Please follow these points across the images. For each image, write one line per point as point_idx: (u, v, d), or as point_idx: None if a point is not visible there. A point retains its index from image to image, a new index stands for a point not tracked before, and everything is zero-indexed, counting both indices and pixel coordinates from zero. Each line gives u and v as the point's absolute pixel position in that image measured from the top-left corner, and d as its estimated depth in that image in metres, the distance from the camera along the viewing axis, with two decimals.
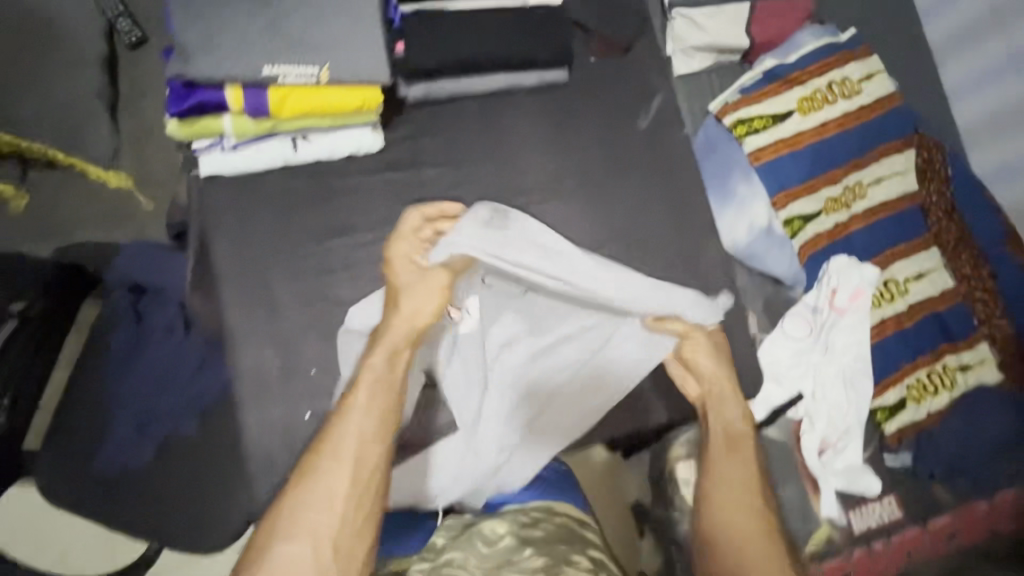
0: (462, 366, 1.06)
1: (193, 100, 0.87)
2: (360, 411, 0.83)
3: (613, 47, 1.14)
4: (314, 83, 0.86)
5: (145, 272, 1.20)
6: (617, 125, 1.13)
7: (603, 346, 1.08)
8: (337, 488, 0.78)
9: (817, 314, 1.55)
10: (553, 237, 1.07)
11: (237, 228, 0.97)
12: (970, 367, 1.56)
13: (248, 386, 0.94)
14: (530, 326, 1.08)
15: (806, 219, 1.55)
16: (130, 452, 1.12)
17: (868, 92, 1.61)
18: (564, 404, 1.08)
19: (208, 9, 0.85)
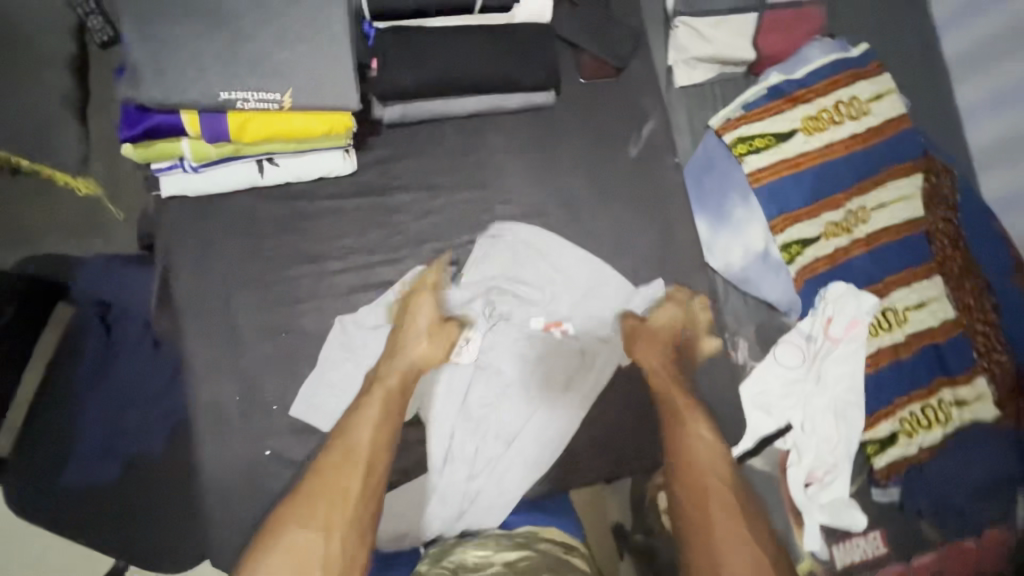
0: (442, 400, 1.00)
1: (146, 124, 0.88)
2: (370, 424, 0.98)
3: (602, 69, 1.14)
4: (277, 109, 0.88)
5: (110, 288, 1.14)
6: (597, 154, 1.12)
7: (582, 382, 1.04)
8: (350, 488, 0.94)
9: (811, 343, 1.49)
10: (543, 268, 1.08)
11: (199, 253, 1.00)
12: (967, 403, 1.51)
13: (204, 419, 0.96)
14: (516, 351, 1.04)
15: (806, 243, 1.50)
16: (95, 468, 1.08)
17: (877, 113, 1.55)
18: (543, 444, 1.01)
19: (172, 40, 0.87)
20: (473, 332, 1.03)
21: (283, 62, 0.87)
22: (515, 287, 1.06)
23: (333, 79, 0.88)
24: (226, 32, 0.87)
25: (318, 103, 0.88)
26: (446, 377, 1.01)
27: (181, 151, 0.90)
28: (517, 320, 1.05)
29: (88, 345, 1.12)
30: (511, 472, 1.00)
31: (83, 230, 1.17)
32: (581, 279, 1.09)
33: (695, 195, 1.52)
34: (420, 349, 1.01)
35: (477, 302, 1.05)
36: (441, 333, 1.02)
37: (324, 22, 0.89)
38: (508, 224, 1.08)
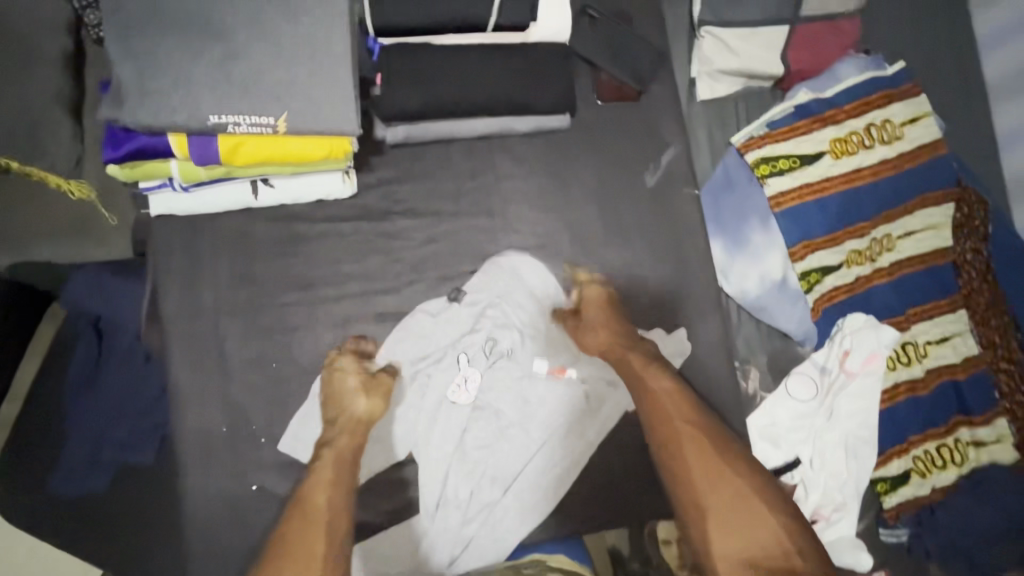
0: (441, 439, 1.00)
1: (130, 146, 0.84)
2: (324, 488, 0.98)
3: (622, 92, 1.10)
4: (271, 133, 0.83)
5: (97, 301, 1.10)
6: (607, 184, 1.09)
7: (583, 423, 1.04)
8: (316, 549, 0.95)
9: (826, 375, 1.42)
10: (546, 306, 1.06)
11: (196, 276, 1.01)
12: (984, 444, 1.45)
13: (192, 446, 0.99)
14: (516, 391, 1.03)
15: (825, 271, 1.42)
16: (81, 480, 1.04)
17: (910, 138, 1.47)
18: (539, 486, 1.01)
19: (161, 57, 0.82)
20: (474, 370, 1.02)
21: (279, 84, 0.83)
22: (518, 321, 1.05)
23: (332, 102, 0.84)
24: (222, 49, 0.83)
25: (316, 126, 0.84)
26: (445, 416, 1.01)
27: (170, 173, 0.87)
28: (522, 359, 1.04)
29: (77, 352, 1.09)
30: (509, 513, 0.99)
31: (70, 232, 1.11)
32: (588, 316, 1.06)
33: (711, 217, 1.44)
34: (360, 404, 1.00)
35: (478, 340, 1.03)
36: (373, 386, 1.01)
37: (324, 43, 0.84)
38: (517, 258, 1.06)
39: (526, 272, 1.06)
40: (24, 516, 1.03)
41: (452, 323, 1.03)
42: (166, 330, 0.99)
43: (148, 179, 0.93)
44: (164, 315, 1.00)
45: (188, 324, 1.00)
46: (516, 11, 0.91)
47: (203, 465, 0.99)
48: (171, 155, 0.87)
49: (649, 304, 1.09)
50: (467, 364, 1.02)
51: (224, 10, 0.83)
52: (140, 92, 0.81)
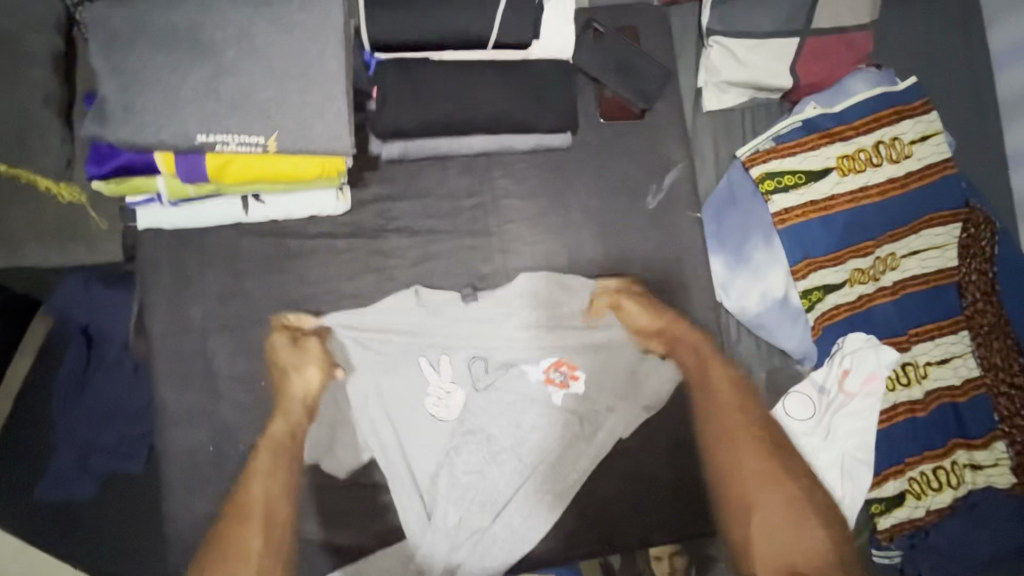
0: (429, 462, 0.99)
1: (115, 163, 0.83)
2: (264, 480, 0.99)
3: (625, 110, 1.07)
4: (260, 152, 0.82)
5: (87, 311, 1.09)
6: (606, 205, 1.07)
7: (576, 446, 1.02)
8: (252, 542, 0.98)
9: (824, 395, 1.40)
10: (540, 328, 1.03)
11: (183, 292, 0.99)
12: (981, 468, 1.43)
13: (178, 465, 0.99)
14: (506, 411, 1.01)
15: (827, 289, 1.40)
16: (69, 487, 1.03)
17: (918, 157, 1.44)
18: (531, 511, 1.00)
19: (148, 73, 0.80)
20: (458, 389, 1.01)
21: (270, 103, 0.81)
22: (508, 340, 1.03)
23: (324, 121, 0.82)
24: (210, 64, 0.80)
25: (307, 146, 0.82)
26: (432, 438, 1.00)
27: (158, 190, 0.86)
28: (513, 381, 1.02)
29: (65, 361, 1.07)
30: (501, 536, 0.99)
31: (58, 235, 1.06)
32: (579, 339, 1.04)
33: (713, 233, 1.41)
34: (295, 382, 0.99)
35: (461, 356, 1.01)
36: (306, 359, 1.00)
37: (317, 60, 0.82)
38: (513, 284, 1.04)
39: (517, 290, 1.04)
40: (17, 523, 1.03)
41: (410, 324, 1.01)
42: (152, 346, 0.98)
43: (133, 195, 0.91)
44: (152, 331, 0.99)
45: (177, 340, 0.99)
46: (516, 28, 0.89)
47: (189, 484, 1.00)
48: (157, 172, 0.86)
49: (647, 326, 1.06)
50: (431, 366, 1.01)
51: (213, 24, 0.81)
52: (126, 109, 0.79)
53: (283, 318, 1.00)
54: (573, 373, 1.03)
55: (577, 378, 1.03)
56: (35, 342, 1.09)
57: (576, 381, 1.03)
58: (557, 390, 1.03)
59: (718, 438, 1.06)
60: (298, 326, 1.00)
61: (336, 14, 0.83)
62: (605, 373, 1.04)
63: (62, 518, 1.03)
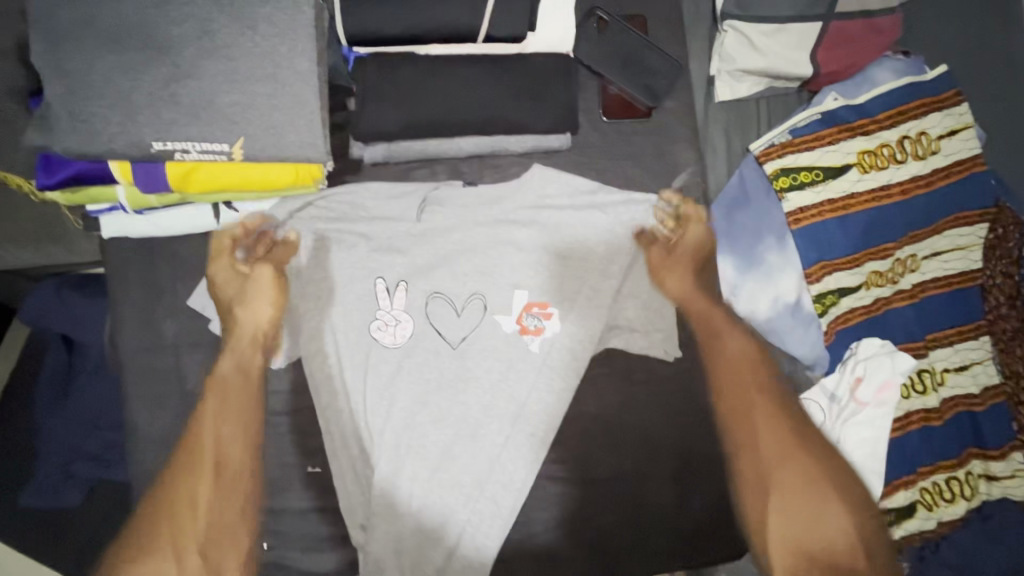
0: (386, 430, 0.84)
1: (65, 174, 0.78)
2: (217, 420, 0.87)
3: (630, 108, 0.94)
4: (227, 160, 0.76)
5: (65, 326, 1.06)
6: (600, 200, 0.90)
7: (551, 410, 0.87)
8: (200, 493, 0.85)
9: (835, 403, 1.35)
10: (508, 274, 0.87)
11: (144, 303, 0.88)
12: (998, 479, 1.39)
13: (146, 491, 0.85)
14: (488, 384, 0.86)
15: (842, 293, 1.34)
16: (52, 496, 1.04)
17: (946, 153, 1.34)
18: (502, 488, 0.86)
19: (100, 75, 0.73)
20: (407, 318, 0.86)
21: (234, 106, 0.74)
22: (472, 283, 0.87)
23: (296, 126, 0.75)
24: (168, 66, 0.74)
25: (278, 152, 0.76)
26: (389, 399, 0.85)
27: (117, 202, 0.81)
28: (484, 338, 0.86)
29: (47, 364, 1.09)
30: (467, 512, 0.85)
31: (35, 237, 1.04)
32: (585, 326, 0.88)
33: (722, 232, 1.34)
34: (243, 316, 0.86)
35: (422, 287, 0.86)
36: (251, 288, 0.86)
37: (285, 58, 0.75)
38: (512, 268, 0.87)
39: (507, 262, 0.87)
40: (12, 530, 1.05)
41: (345, 234, 0.86)
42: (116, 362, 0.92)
43: (97, 204, 0.86)
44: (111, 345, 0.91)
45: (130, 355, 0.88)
46: (508, 20, 0.81)
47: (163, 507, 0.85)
48: (115, 182, 0.81)
49: (659, 323, 0.91)
50: (385, 291, 0.86)
51: (171, 19, 0.74)
52: (76, 115, 0.73)
53: (220, 240, 0.87)
54: (546, 312, 0.87)
55: (550, 317, 0.87)
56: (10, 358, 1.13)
57: (550, 321, 0.87)
58: (535, 340, 0.87)
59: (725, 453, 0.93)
60: (233, 249, 0.87)
61: (308, 8, 0.75)
62: (591, 336, 0.89)
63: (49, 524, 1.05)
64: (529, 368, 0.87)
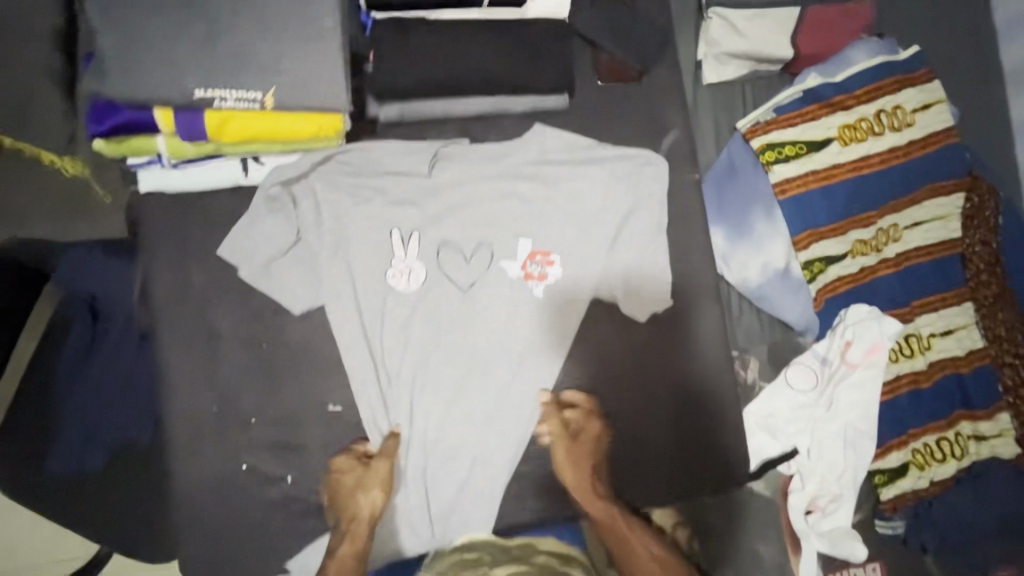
0: (402, 370, 0.91)
1: (116, 119, 0.83)
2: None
3: (623, 71, 1.00)
4: (259, 109, 0.83)
5: (91, 281, 1.12)
6: (598, 157, 0.97)
7: (556, 347, 0.95)
8: None
9: (826, 366, 1.45)
10: (512, 224, 0.95)
11: (174, 250, 0.90)
12: (986, 438, 1.47)
13: (181, 434, 0.87)
14: (496, 324, 0.94)
15: (830, 261, 1.42)
16: (80, 459, 1.11)
17: (921, 125, 1.42)
18: (511, 424, 0.93)
19: (148, 32, 0.82)
20: (421, 265, 0.93)
21: (266, 63, 0.83)
22: (479, 233, 0.95)
23: (320, 81, 0.83)
24: (208, 26, 0.82)
25: (306, 101, 0.83)
26: (404, 342, 0.92)
27: (156, 148, 0.85)
28: (493, 283, 0.94)
29: (73, 334, 1.12)
30: (478, 444, 0.92)
31: (64, 209, 1.13)
32: (574, 265, 0.96)
33: (713, 206, 1.42)
34: (360, 503, 0.89)
35: (434, 237, 0.94)
36: (369, 479, 0.89)
37: (313, 18, 0.84)
38: (515, 221, 0.95)
39: (513, 214, 0.95)
40: (42, 495, 1.11)
41: (362, 189, 0.93)
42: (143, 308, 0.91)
43: (138, 157, 0.89)
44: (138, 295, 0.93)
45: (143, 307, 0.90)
46: None
47: (193, 445, 0.87)
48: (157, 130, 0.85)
49: (657, 261, 0.97)
50: (400, 240, 0.93)
51: None
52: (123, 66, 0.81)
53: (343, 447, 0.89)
54: (548, 260, 0.95)
55: (552, 264, 0.95)
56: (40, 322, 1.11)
57: (552, 267, 0.95)
58: (539, 286, 0.95)
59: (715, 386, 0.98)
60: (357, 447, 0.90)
61: None
62: (588, 278, 0.96)
63: (78, 488, 1.11)
64: (534, 310, 0.95)
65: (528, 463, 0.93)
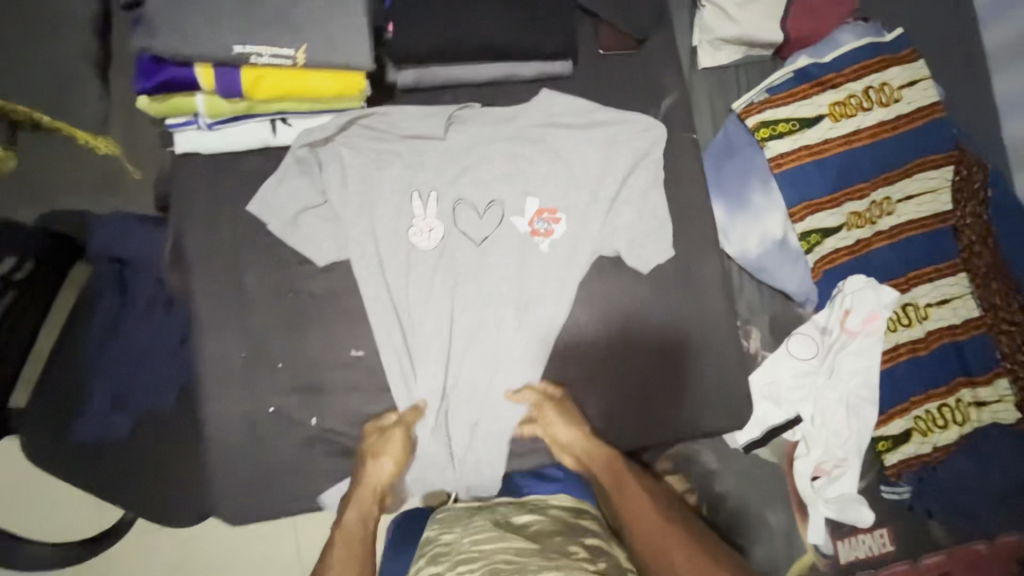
0: (421, 318, 0.98)
1: (161, 78, 0.86)
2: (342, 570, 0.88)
3: (623, 41, 1.07)
4: (292, 66, 0.87)
5: (124, 245, 1.19)
6: (602, 121, 1.04)
7: (563, 298, 1.01)
8: None
9: (826, 335, 1.49)
10: (521, 183, 1.02)
11: (205, 210, 0.99)
12: (986, 404, 1.49)
13: (211, 374, 0.96)
14: (509, 275, 1.00)
15: (826, 233, 1.47)
16: (104, 429, 1.14)
17: (908, 101, 1.49)
18: (522, 368, 1.00)
19: None
20: (439, 223, 1.00)
21: (288, 25, 0.86)
22: (492, 192, 1.02)
23: (346, 37, 0.87)
24: None
25: (331, 59, 0.87)
26: (424, 293, 0.99)
27: (196, 107, 0.90)
28: (505, 238, 1.01)
29: (100, 306, 1.16)
30: (493, 386, 0.99)
31: (101, 186, 1.25)
32: (576, 218, 1.02)
33: (713, 181, 1.48)
34: (375, 468, 0.96)
35: (449, 196, 1.01)
36: (386, 446, 0.97)
37: None
38: (523, 181, 1.02)
39: (522, 175, 1.02)
40: (71, 465, 1.13)
41: (383, 153, 1.01)
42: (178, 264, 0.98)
43: (175, 117, 0.94)
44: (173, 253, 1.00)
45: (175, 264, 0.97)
46: None
47: (224, 388, 0.96)
48: (198, 89, 0.89)
49: (657, 215, 1.03)
50: (420, 199, 1.00)
51: None
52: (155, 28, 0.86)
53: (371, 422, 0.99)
54: (554, 217, 1.02)
55: (558, 222, 1.02)
56: (62, 311, 1.15)
57: (559, 225, 1.02)
58: (546, 241, 1.01)
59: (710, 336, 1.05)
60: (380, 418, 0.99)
61: None
62: (593, 233, 1.02)
63: (98, 457, 1.14)
64: (544, 262, 1.01)
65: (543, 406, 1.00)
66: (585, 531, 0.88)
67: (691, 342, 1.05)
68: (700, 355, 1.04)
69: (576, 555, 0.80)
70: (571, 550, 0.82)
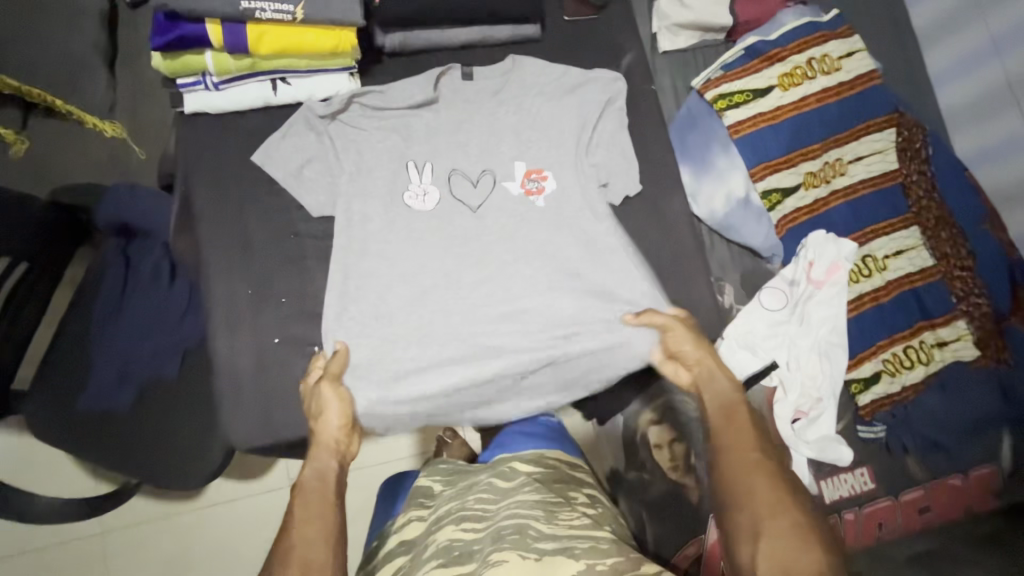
0: (419, 256, 1.09)
1: (174, 34, 0.97)
2: (302, 523, 0.87)
3: (584, 9, 1.22)
4: (290, 20, 0.97)
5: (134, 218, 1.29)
6: (568, 76, 1.16)
7: (548, 237, 1.12)
8: (316, 554, 0.84)
9: (794, 288, 1.59)
10: (499, 138, 1.14)
11: (212, 171, 1.11)
12: (947, 343, 1.59)
13: (222, 313, 1.06)
14: (494, 218, 1.12)
15: (786, 193, 1.60)
16: (113, 391, 1.19)
17: (848, 69, 1.65)
18: (505, 297, 1.10)
19: None
20: (435, 188, 1.12)
21: None
22: (482, 162, 1.13)
23: None
24: None
25: (327, 16, 0.98)
26: (419, 237, 1.10)
27: (206, 62, 1.01)
28: (504, 193, 1.12)
29: (107, 276, 1.24)
30: (488, 317, 1.09)
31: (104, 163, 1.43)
32: (546, 162, 1.14)
33: (679, 150, 1.62)
34: (328, 422, 1.01)
35: (445, 165, 1.12)
36: (327, 403, 1.02)
37: None
38: (503, 135, 1.14)
39: (505, 128, 1.14)
40: (75, 430, 1.17)
41: (383, 127, 1.12)
42: (189, 217, 1.08)
43: (186, 77, 1.06)
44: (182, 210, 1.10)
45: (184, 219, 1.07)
46: None
47: (232, 327, 1.06)
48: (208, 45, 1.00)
49: (622, 156, 1.15)
50: (415, 169, 1.12)
51: None
52: None
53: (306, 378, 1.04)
54: (543, 175, 1.13)
55: (548, 178, 1.13)
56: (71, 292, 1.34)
57: (548, 181, 1.13)
58: (540, 198, 1.12)
59: (679, 262, 1.18)
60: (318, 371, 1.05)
61: None
62: (570, 177, 1.13)
63: (106, 419, 1.19)
64: (525, 206, 1.12)
65: (529, 334, 1.09)
66: (581, 481, 1.17)
67: (684, 268, 1.18)
68: (693, 288, 1.17)
69: (578, 498, 1.09)
70: (573, 496, 1.10)
